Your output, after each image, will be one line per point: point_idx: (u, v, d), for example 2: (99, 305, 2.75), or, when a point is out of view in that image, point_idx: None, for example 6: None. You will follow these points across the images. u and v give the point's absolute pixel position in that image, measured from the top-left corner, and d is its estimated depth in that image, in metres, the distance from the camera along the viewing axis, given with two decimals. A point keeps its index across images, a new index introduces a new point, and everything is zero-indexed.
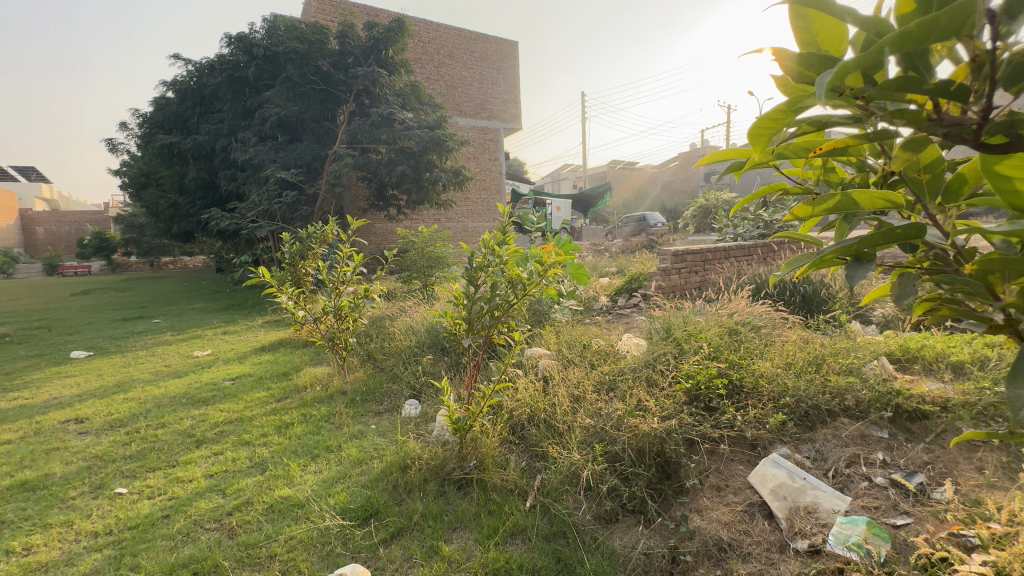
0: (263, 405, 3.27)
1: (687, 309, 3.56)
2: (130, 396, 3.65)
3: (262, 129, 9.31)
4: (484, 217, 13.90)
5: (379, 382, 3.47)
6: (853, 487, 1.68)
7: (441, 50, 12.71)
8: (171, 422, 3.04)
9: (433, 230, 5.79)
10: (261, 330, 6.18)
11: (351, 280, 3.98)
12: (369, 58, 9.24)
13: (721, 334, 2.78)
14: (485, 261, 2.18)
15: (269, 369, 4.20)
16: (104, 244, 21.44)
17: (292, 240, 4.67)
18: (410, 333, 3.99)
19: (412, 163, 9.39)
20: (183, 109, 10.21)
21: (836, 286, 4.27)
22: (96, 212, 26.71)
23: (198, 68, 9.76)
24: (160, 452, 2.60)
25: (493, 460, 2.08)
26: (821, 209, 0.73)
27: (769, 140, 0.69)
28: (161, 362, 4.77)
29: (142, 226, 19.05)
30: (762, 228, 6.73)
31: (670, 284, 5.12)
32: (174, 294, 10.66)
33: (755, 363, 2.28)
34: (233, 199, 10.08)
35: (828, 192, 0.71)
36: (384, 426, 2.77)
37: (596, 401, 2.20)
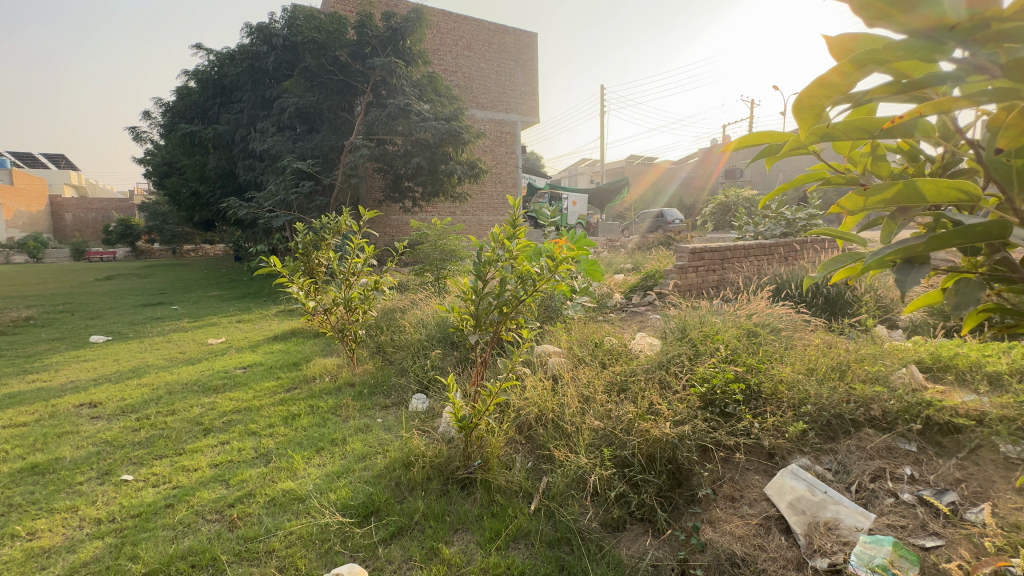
0: (272, 395, 3.27)
1: (704, 309, 3.45)
2: (143, 382, 3.69)
3: (280, 119, 9.38)
4: (500, 211, 13.83)
5: (387, 376, 3.45)
6: (877, 504, 1.58)
7: (460, 41, 12.61)
8: (180, 409, 3.05)
9: (447, 223, 5.75)
10: (274, 320, 6.23)
11: (362, 272, 3.95)
12: (386, 49, 9.20)
13: (738, 336, 2.68)
14: (494, 255, 2.11)
15: (280, 358, 4.21)
16: (128, 231, 21.96)
17: (305, 230, 4.66)
18: (420, 327, 3.96)
19: (428, 155, 9.36)
20: (203, 99, 10.33)
21: (861, 288, 4.11)
22: (122, 200, 27.38)
23: (219, 58, 9.86)
24: (168, 439, 2.61)
25: (498, 461, 2.02)
26: (877, 201, 0.65)
27: (821, 114, 0.62)
28: (176, 348, 4.83)
29: (165, 214, 19.44)
30: (784, 227, 6.53)
31: (687, 282, 5.00)
32: (193, 281, 10.85)
33: (775, 368, 2.18)
34: (251, 188, 10.17)
35: (888, 183, 0.64)
36: (390, 421, 2.74)
37: (606, 403, 2.13)
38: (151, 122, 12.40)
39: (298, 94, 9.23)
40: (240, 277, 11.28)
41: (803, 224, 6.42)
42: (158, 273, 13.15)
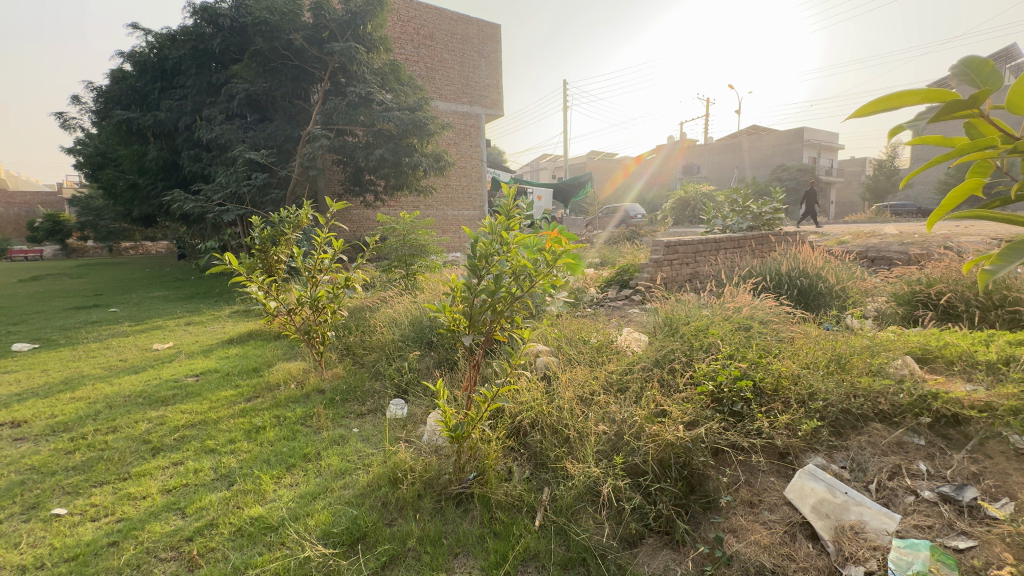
0: (231, 405, 2.95)
1: (689, 302, 3.39)
2: (78, 396, 3.26)
3: (229, 107, 8.76)
4: (465, 205, 13.59)
5: (361, 380, 3.19)
6: (898, 503, 1.52)
7: (421, 30, 12.20)
8: (124, 426, 2.69)
9: (415, 216, 5.48)
10: (229, 321, 5.78)
11: (329, 268, 3.61)
12: (345, 33, 8.72)
13: (732, 331, 2.61)
14: (487, 248, 1.93)
15: (238, 364, 3.85)
16: (57, 228, 20.15)
17: (263, 224, 4.28)
18: (393, 326, 3.71)
19: (392, 147, 8.98)
20: (142, 83, 9.50)
21: (832, 280, 4.20)
22: (50, 194, 25.19)
23: (160, 39, 9.08)
24: (109, 462, 2.28)
25: (497, 473, 1.86)
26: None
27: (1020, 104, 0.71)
28: (117, 356, 4.35)
29: (99, 209, 17.91)
30: (751, 221, 6.65)
31: (662, 276, 4.97)
32: (134, 280, 10.02)
33: (776, 363, 2.11)
34: (197, 180, 9.46)
35: None
36: (369, 431, 2.50)
37: (609, 406, 2.00)
38: (80, 107, 11.31)
39: (249, 80, 8.64)
40: (187, 276, 10.51)
41: (769, 218, 6.56)
42: (93, 272, 12.07)
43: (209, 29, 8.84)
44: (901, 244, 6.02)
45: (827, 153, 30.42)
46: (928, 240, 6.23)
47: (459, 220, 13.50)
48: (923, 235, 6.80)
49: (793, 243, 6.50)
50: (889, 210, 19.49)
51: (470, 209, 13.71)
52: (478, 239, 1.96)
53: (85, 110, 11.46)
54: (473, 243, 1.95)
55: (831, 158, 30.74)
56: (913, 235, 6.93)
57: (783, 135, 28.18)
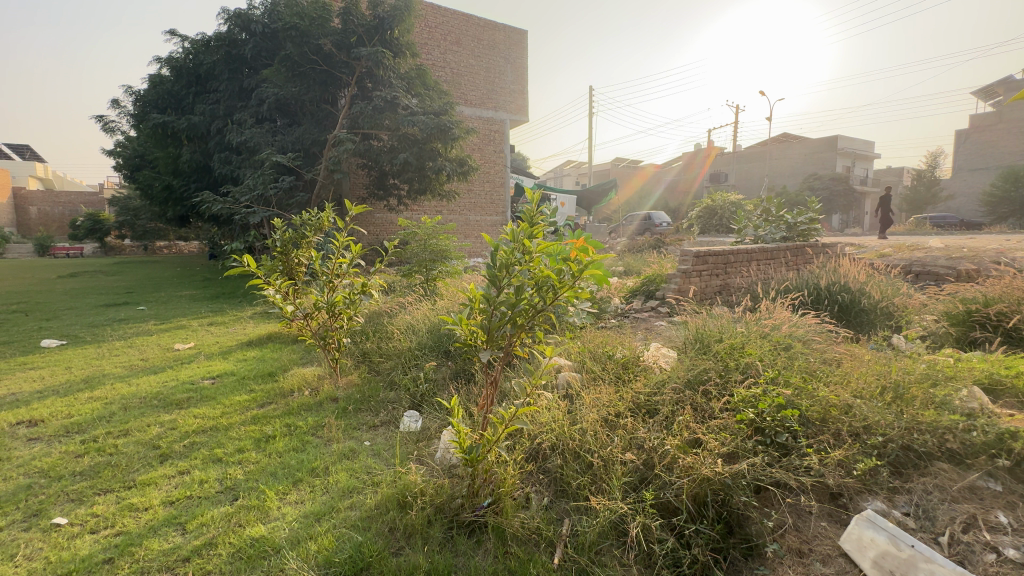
0: (243, 411, 2.89)
1: (721, 317, 3.18)
2: (95, 395, 3.26)
3: (259, 111, 8.92)
4: (488, 210, 13.53)
5: (375, 390, 3.09)
6: (975, 561, 1.32)
7: (448, 36, 12.25)
8: (135, 429, 2.65)
9: (436, 220, 5.39)
10: (250, 322, 5.80)
11: (347, 273, 3.53)
12: (373, 38, 8.75)
13: (772, 351, 2.40)
14: (508, 257, 1.78)
15: (254, 367, 3.81)
16: (96, 227, 20.92)
17: (284, 226, 4.25)
18: (410, 334, 3.62)
19: (416, 151, 8.97)
20: (177, 88, 9.75)
21: (876, 296, 3.92)
22: (92, 194, 26.40)
23: (195, 45, 9.32)
24: (116, 468, 2.23)
25: (513, 501, 1.72)
26: None
27: None
28: (138, 355, 4.38)
29: (136, 209, 18.55)
30: (785, 231, 6.36)
31: (690, 287, 4.75)
32: (163, 279, 10.25)
33: (825, 390, 1.91)
34: (226, 182, 9.63)
35: None
36: (380, 445, 2.39)
37: (637, 431, 1.84)
38: (120, 111, 11.71)
39: (278, 84, 8.77)
40: (214, 275, 10.71)
41: (804, 228, 6.26)
42: (126, 270, 12.40)
43: (242, 34, 9.02)
44: (949, 258, 5.65)
45: (862, 162, 29.39)
46: (978, 254, 5.83)
47: (481, 226, 13.44)
48: (973, 250, 6.38)
49: (829, 256, 6.18)
50: (929, 222, 18.63)
51: (493, 214, 13.64)
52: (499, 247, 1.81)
53: (124, 113, 11.85)
54: (493, 251, 1.81)
55: (866, 167, 29.70)
56: (960, 249, 6.52)
57: (815, 143, 27.37)
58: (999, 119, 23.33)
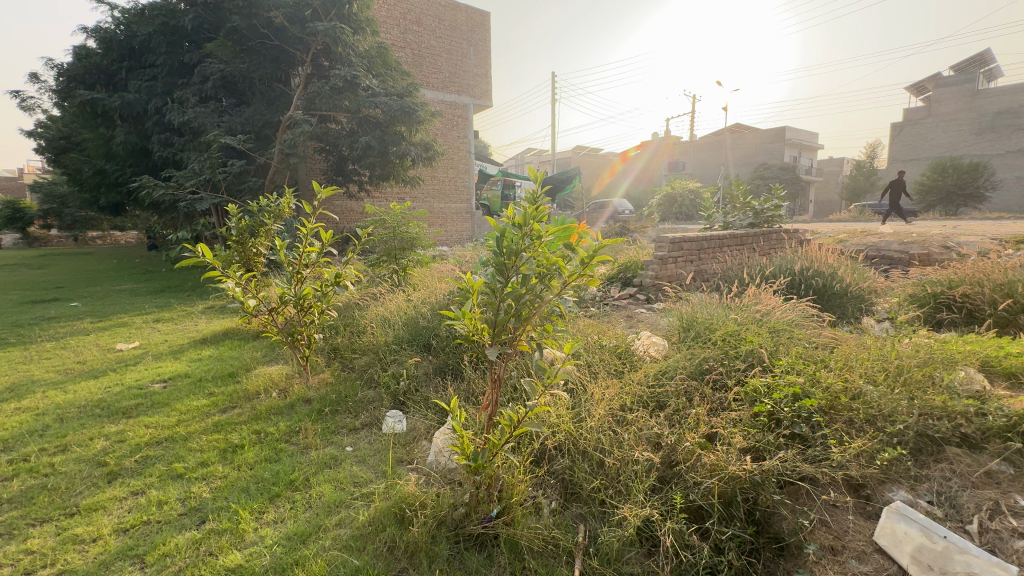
0: (203, 418, 2.60)
1: (708, 303, 3.14)
2: (24, 405, 2.86)
3: (203, 89, 8.23)
4: (452, 198, 13.19)
5: (351, 389, 2.86)
6: (1008, 550, 1.28)
7: (408, 15, 11.73)
8: (76, 444, 2.32)
9: (406, 206, 5.11)
10: (202, 318, 5.34)
11: (316, 263, 3.23)
12: (329, 13, 8.19)
13: (771, 337, 2.36)
14: (515, 243, 1.61)
15: (212, 367, 3.48)
16: (17, 215, 19.03)
17: (239, 213, 3.88)
18: (386, 327, 3.41)
19: (378, 135, 8.55)
20: (108, 62, 8.86)
21: (848, 280, 4.01)
22: (10, 179, 24.10)
23: (127, 15, 8.46)
24: (54, 492, 1.92)
25: (523, 509, 1.59)
26: None
27: None
28: (73, 357, 3.91)
29: (63, 196, 16.93)
30: (752, 218, 6.45)
31: (667, 274, 4.71)
32: (98, 272, 9.37)
33: (835, 378, 1.87)
34: (168, 166, 8.87)
35: None
36: (365, 450, 2.19)
37: (649, 426, 1.76)
38: (40, 86, 10.53)
39: (224, 60, 8.11)
40: (157, 268, 9.91)
41: (770, 215, 6.37)
42: (54, 263, 11.28)
43: (182, 5, 8.26)
44: (902, 243, 5.92)
45: (807, 153, 30.83)
46: (927, 239, 6.13)
47: (446, 213, 13.10)
48: (921, 235, 6.70)
49: (793, 242, 6.35)
50: (870, 209, 19.72)
51: (457, 201, 13.32)
52: (503, 231, 1.62)
53: (46, 89, 10.68)
54: (497, 235, 1.62)
55: (811, 157, 31.22)
56: (909, 236, 6.87)
57: (766, 134, 28.44)
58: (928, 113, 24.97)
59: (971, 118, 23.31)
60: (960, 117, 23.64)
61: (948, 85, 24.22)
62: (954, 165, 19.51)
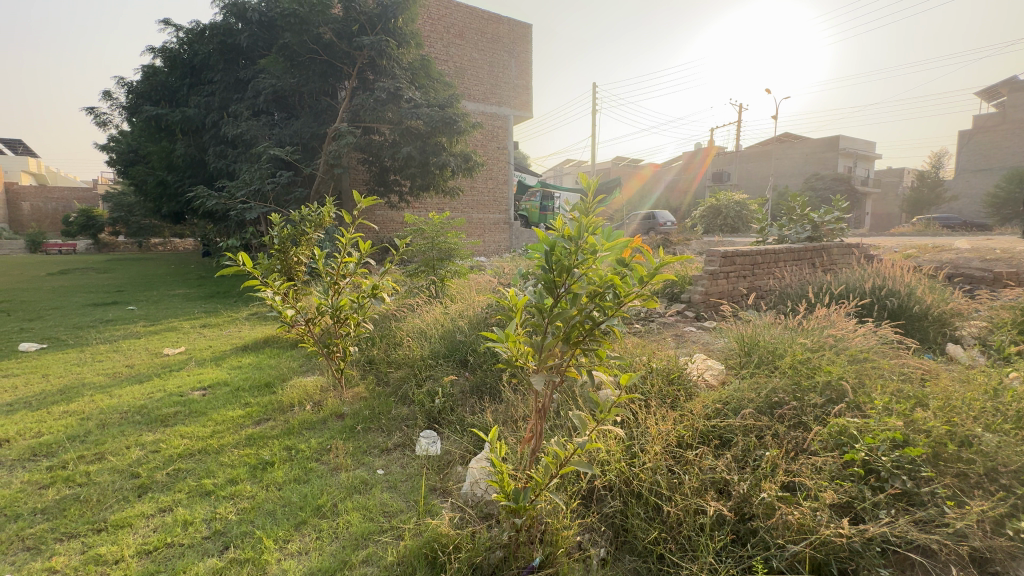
0: (237, 430, 2.55)
1: (770, 325, 2.86)
2: (71, 409, 2.91)
3: (255, 103, 8.58)
4: (491, 208, 13.17)
5: (385, 405, 2.76)
6: None
7: (451, 29, 11.90)
8: (113, 452, 2.31)
9: (445, 216, 5.04)
10: (245, 325, 5.44)
11: (354, 274, 3.16)
12: (376, 27, 8.36)
13: (851, 367, 2.08)
14: (566, 256, 1.42)
15: (250, 376, 3.47)
16: (91, 222, 20.48)
17: (282, 221, 3.90)
18: (421, 340, 3.30)
19: (419, 145, 8.63)
20: (172, 79, 9.39)
21: (928, 301, 3.61)
22: (86, 190, 26.18)
23: (190, 35, 8.94)
24: (85, 505, 1.89)
25: (569, 559, 1.41)
26: None
27: None
28: (123, 361, 4.01)
29: (129, 204, 18.07)
30: (810, 231, 6.02)
31: (718, 290, 4.41)
32: (156, 277, 9.85)
33: (940, 421, 1.59)
34: (221, 176, 9.25)
35: None
36: (396, 475, 2.06)
37: (715, 468, 1.54)
38: (113, 103, 11.28)
39: (276, 75, 8.42)
40: (209, 274, 10.35)
41: (830, 227, 5.92)
42: (118, 267, 11.96)
43: (239, 24, 8.66)
44: (983, 260, 5.36)
45: (863, 163, 29.21)
46: (1013, 255, 5.53)
47: (484, 224, 13.08)
48: (1003, 252, 6.07)
49: (857, 257, 5.87)
50: (936, 223, 18.33)
51: (495, 212, 13.28)
52: (553, 244, 1.43)
53: (118, 106, 11.44)
54: (546, 248, 1.44)
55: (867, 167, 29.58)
56: (990, 251, 6.23)
57: (818, 143, 27.17)
58: (1002, 120, 23.14)
59: None
60: None
61: None
62: None
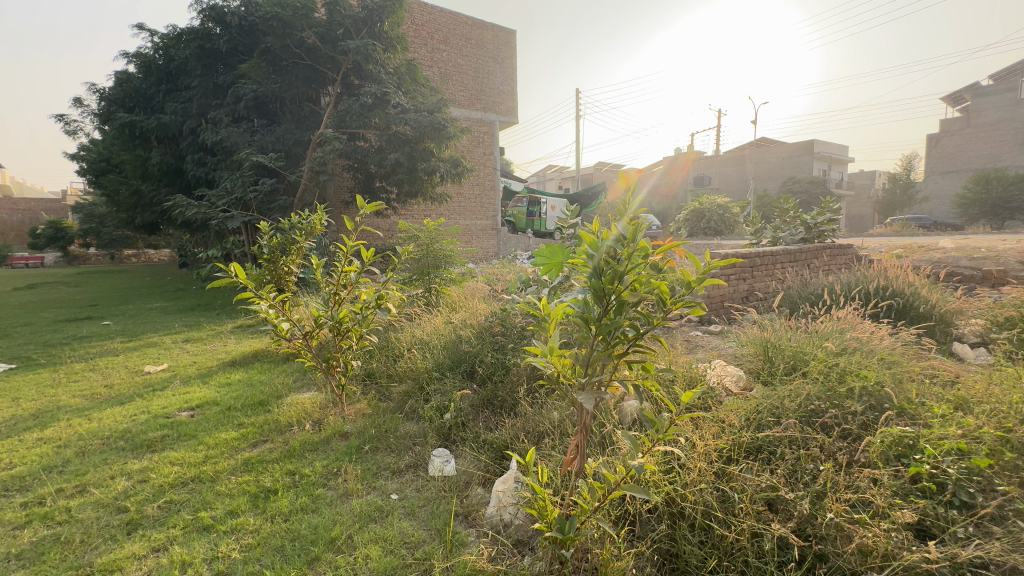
0: (233, 455, 2.36)
1: (787, 328, 2.79)
2: (45, 436, 2.67)
3: (235, 109, 8.32)
4: (478, 214, 13.04)
5: (392, 422, 2.60)
6: None
7: (436, 34, 11.80)
8: (96, 484, 2.11)
9: (439, 222, 4.89)
10: (230, 338, 5.19)
11: (355, 283, 2.99)
12: (361, 31, 8.21)
13: (883, 372, 2.00)
14: (620, 263, 1.28)
15: (241, 394, 3.26)
16: (59, 235, 19.61)
17: (271, 229, 3.70)
18: (425, 351, 3.15)
19: (407, 151, 8.47)
20: (147, 85, 9.05)
21: (929, 300, 3.61)
22: (54, 202, 25.24)
23: (166, 39, 8.64)
24: (68, 547, 1.69)
25: None
26: None
27: None
28: (101, 381, 3.75)
29: (101, 216, 17.41)
30: (804, 233, 6.04)
31: (720, 294, 4.35)
32: (132, 290, 9.44)
33: (998, 430, 1.51)
34: (200, 185, 8.93)
35: None
36: (413, 500, 1.91)
37: (768, 485, 1.45)
38: (83, 110, 10.85)
39: (257, 81, 8.18)
40: (188, 286, 9.97)
41: (823, 229, 5.95)
42: (90, 281, 11.47)
43: (218, 29, 8.41)
44: (972, 259, 5.43)
45: (837, 167, 30.00)
46: (999, 254, 5.63)
47: (472, 230, 12.93)
48: (987, 250, 6.19)
49: (849, 258, 5.90)
50: (910, 222, 18.85)
51: (483, 217, 13.15)
52: (604, 249, 1.29)
53: (88, 113, 11.01)
54: (596, 253, 1.29)
55: (841, 171, 30.42)
56: (974, 250, 6.35)
57: (794, 147, 27.82)
58: (968, 123, 24.01)
59: (1014, 127, 22.31)
60: (1003, 127, 22.64)
61: (988, 94, 23.30)
62: (998, 176, 18.56)
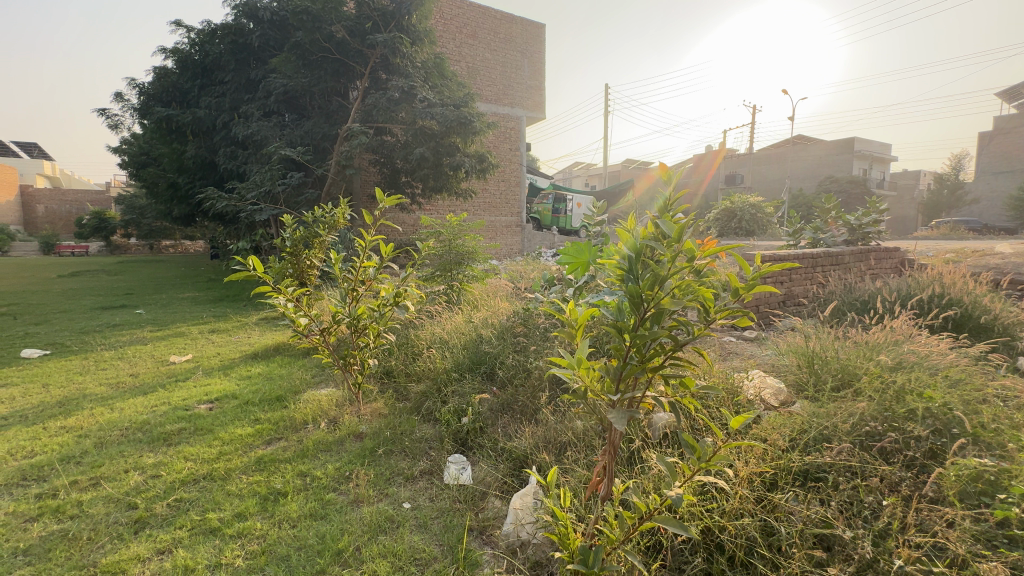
0: (247, 452, 2.30)
1: (833, 337, 2.57)
2: (67, 425, 2.69)
3: (266, 103, 8.42)
4: (502, 210, 12.93)
5: (408, 424, 2.50)
6: None
7: (464, 28, 11.71)
8: (110, 478, 2.08)
9: (463, 218, 4.79)
10: (255, 330, 5.23)
11: (374, 279, 2.90)
12: (389, 25, 8.19)
13: (952, 393, 1.78)
14: (660, 265, 1.14)
15: (260, 387, 3.24)
16: (102, 225, 20.44)
17: (294, 223, 3.66)
18: (444, 350, 3.05)
19: (432, 146, 8.42)
20: (183, 80, 9.25)
21: (990, 311, 3.30)
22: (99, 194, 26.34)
23: (201, 35, 8.81)
24: (75, 544, 1.65)
25: None
26: None
27: None
28: (127, 370, 3.80)
29: (141, 208, 18.07)
30: (846, 235, 5.70)
31: (755, 298, 4.11)
32: (165, 280, 9.70)
33: None
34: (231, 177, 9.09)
35: None
36: (426, 510, 1.81)
37: (821, 518, 1.28)
38: (124, 104, 11.21)
39: (287, 75, 8.24)
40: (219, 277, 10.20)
41: (868, 230, 5.59)
42: (129, 270, 11.87)
43: (251, 24, 8.52)
44: None
45: (879, 166, 28.67)
46: None
47: (496, 226, 12.82)
48: None
49: (896, 262, 5.53)
50: (958, 225, 17.81)
51: (507, 214, 13.03)
52: (642, 249, 1.15)
53: (129, 108, 11.36)
54: (632, 254, 1.15)
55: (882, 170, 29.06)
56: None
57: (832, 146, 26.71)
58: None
59: None
60: None
61: None
62: None
